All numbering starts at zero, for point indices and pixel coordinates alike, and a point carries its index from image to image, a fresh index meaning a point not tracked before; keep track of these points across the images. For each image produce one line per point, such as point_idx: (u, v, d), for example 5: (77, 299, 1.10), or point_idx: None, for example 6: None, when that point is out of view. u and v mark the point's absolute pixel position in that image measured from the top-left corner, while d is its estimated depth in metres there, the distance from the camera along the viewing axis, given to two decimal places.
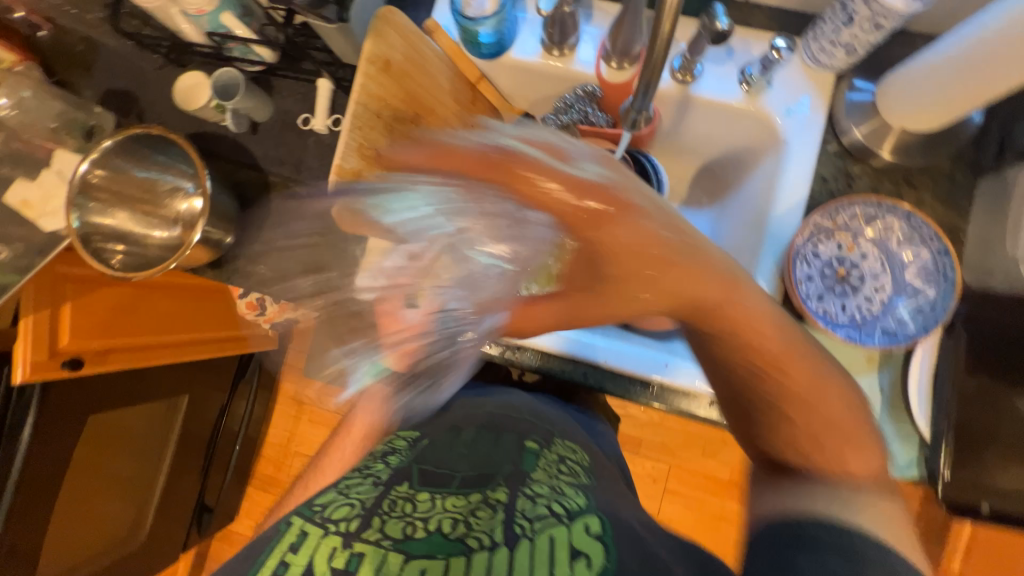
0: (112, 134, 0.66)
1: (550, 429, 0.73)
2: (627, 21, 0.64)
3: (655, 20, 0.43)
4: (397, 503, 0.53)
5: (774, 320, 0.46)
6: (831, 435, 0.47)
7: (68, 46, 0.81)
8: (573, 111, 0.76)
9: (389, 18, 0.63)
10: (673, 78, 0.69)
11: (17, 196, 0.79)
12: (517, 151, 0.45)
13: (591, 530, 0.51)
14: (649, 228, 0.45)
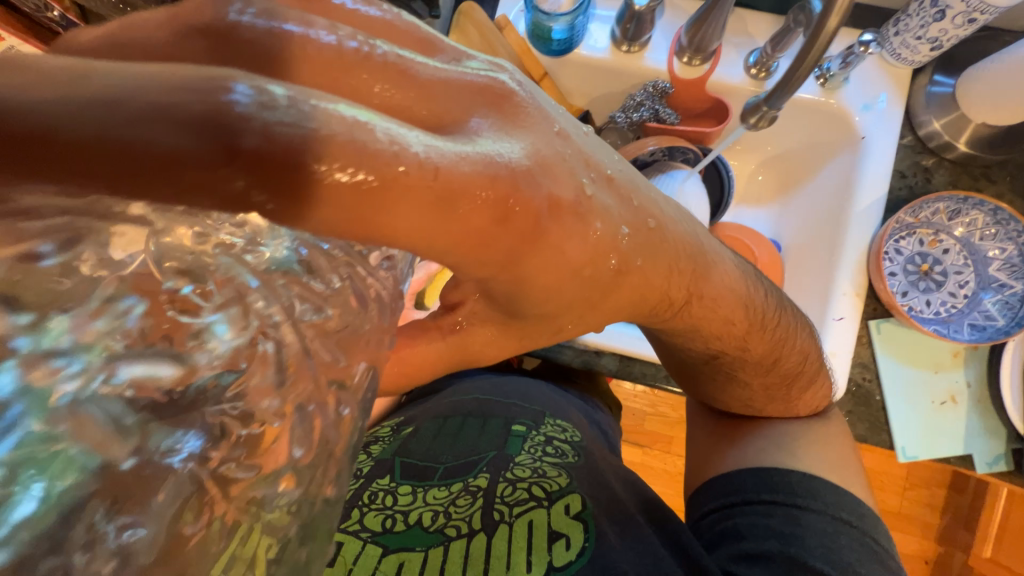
0: None
1: (540, 407, 0.70)
2: (710, 20, 0.62)
3: (823, 15, 0.44)
4: (377, 496, 0.56)
5: (738, 295, 0.40)
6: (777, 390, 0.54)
7: None
8: (643, 109, 0.72)
9: (470, 15, 0.63)
10: (747, 73, 0.69)
11: None
12: (393, 72, 0.22)
13: (572, 511, 0.52)
14: (602, 234, 0.28)
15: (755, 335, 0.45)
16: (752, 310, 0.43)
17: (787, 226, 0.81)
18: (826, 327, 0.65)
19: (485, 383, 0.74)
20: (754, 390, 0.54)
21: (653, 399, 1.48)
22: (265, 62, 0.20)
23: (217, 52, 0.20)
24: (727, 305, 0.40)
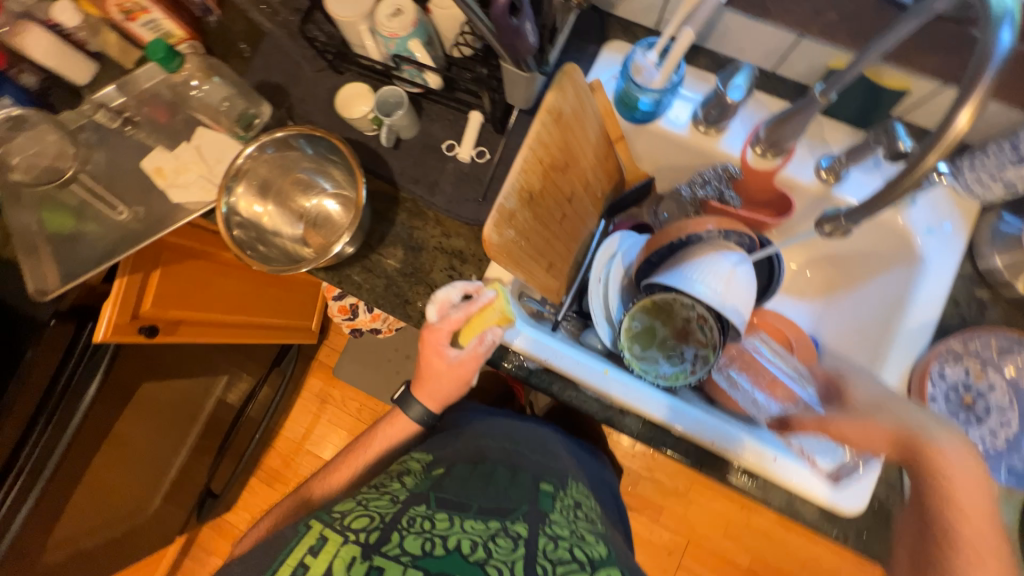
0: (278, 128, 0.69)
1: (563, 471, 0.75)
2: (791, 123, 0.66)
3: (921, 153, 0.44)
4: (415, 521, 0.55)
5: (990, 516, 0.51)
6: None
7: (233, 34, 0.86)
8: (709, 187, 0.78)
9: (572, 76, 0.65)
10: (817, 175, 0.71)
11: (153, 163, 0.82)
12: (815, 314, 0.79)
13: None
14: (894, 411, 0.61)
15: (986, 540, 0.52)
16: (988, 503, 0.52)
17: (829, 325, 0.82)
18: None
19: (509, 432, 0.78)
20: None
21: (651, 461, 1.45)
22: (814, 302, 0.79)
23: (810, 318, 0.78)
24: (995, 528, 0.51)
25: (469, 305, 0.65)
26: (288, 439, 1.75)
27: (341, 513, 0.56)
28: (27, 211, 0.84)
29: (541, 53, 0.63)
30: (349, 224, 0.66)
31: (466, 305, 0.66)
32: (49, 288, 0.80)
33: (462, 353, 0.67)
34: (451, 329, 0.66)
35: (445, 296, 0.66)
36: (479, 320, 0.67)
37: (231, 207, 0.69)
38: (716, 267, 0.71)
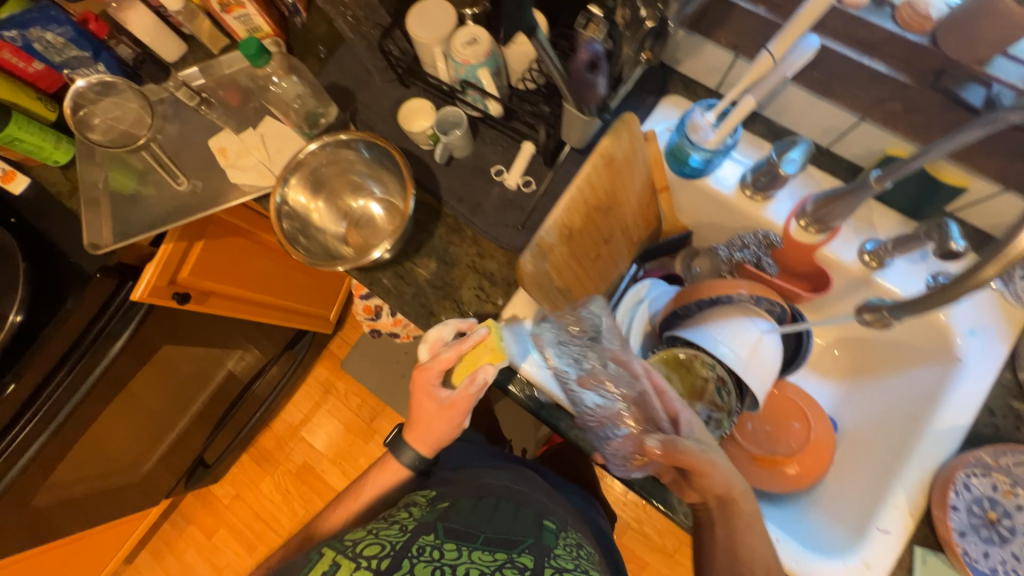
0: (347, 133, 0.73)
1: (562, 516, 0.75)
2: (840, 204, 0.66)
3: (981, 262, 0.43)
4: (424, 549, 0.54)
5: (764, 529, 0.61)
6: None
7: (315, 37, 0.92)
8: (747, 251, 0.77)
9: (630, 123, 0.66)
10: (859, 257, 0.71)
11: (218, 143, 0.87)
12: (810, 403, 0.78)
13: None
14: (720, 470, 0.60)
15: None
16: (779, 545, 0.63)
17: (851, 409, 0.80)
18: (868, 536, 0.62)
19: (512, 473, 0.79)
20: None
21: (642, 512, 1.41)
22: (799, 393, 0.79)
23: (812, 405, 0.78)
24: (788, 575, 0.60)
25: (459, 342, 0.66)
26: (286, 422, 1.77)
27: (353, 541, 0.56)
28: (97, 168, 0.89)
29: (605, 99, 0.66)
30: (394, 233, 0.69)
31: (457, 344, 0.68)
32: (101, 243, 0.84)
33: (453, 392, 0.66)
34: (440, 367, 0.66)
35: (437, 335, 0.69)
36: (475, 358, 0.68)
37: (285, 198, 0.73)
38: (742, 331, 0.71)
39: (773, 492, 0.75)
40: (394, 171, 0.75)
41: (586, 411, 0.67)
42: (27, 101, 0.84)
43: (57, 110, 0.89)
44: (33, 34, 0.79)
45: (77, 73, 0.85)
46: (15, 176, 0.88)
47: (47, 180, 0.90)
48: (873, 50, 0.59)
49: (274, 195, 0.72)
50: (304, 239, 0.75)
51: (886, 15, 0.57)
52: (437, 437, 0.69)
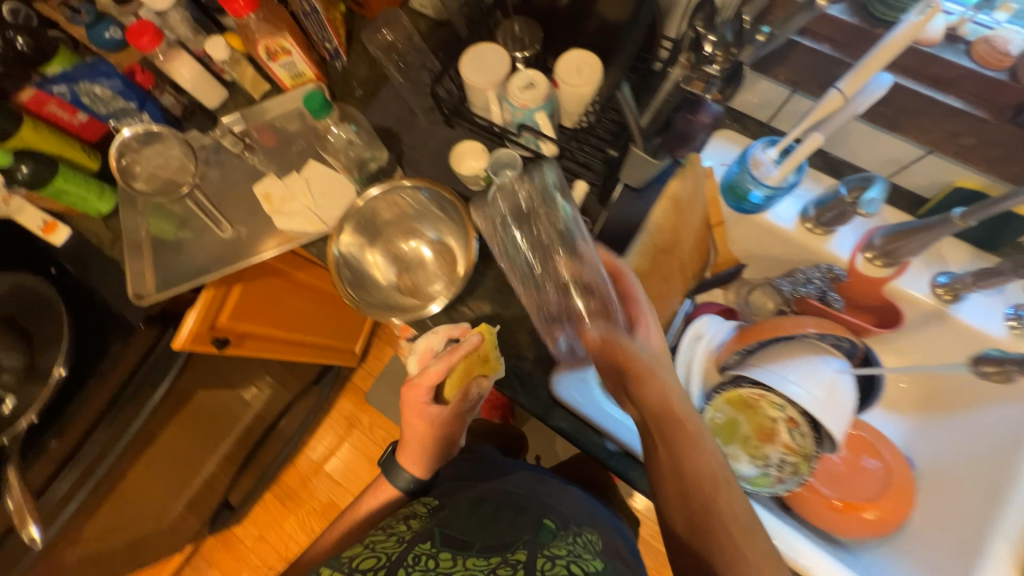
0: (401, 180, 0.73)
1: (568, 514, 0.70)
2: (914, 240, 0.64)
3: None
4: (420, 559, 0.57)
5: (711, 449, 0.54)
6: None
7: (357, 80, 0.92)
8: (811, 285, 0.75)
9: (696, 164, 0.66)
10: (932, 291, 0.69)
11: (263, 188, 0.86)
12: (876, 443, 0.76)
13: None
14: (661, 375, 0.55)
15: (752, 544, 0.48)
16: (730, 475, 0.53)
17: (927, 444, 0.76)
18: None
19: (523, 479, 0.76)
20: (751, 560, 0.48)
21: None
22: (867, 433, 0.77)
23: (880, 444, 0.76)
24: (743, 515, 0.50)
25: (447, 354, 0.65)
26: (309, 458, 1.73)
27: (350, 557, 0.58)
28: (138, 216, 0.89)
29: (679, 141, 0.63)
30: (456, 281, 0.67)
31: (446, 355, 0.65)
32: (146, 292, 0.83)
33: (444, 408, 0.68)
34: (430, 384, 0.66)
35: (427, 346, 0.68)
36: (467, 369, 0.67)
37: (342, 248, 0.73)
38: (816, 371, 0.69)
39: (852, 539, 0.71)
40: (454, 220, 0.74)
41: (536, 296, 0.65)
42: (71, 153, 0.84)
43: (99, 158, 0.88)
44: (82, 87, 0.81)
45: (122, 123, 0.86)
46: (56, 227, 0.86)
47: (87, 229, 0.89)
48: (946, 85, 0.59)
49: (330, 246, 0.72)
50: (359, 288, 0.74)
51: (959, 52, 0.57)
52: (428, 448, 0.70)
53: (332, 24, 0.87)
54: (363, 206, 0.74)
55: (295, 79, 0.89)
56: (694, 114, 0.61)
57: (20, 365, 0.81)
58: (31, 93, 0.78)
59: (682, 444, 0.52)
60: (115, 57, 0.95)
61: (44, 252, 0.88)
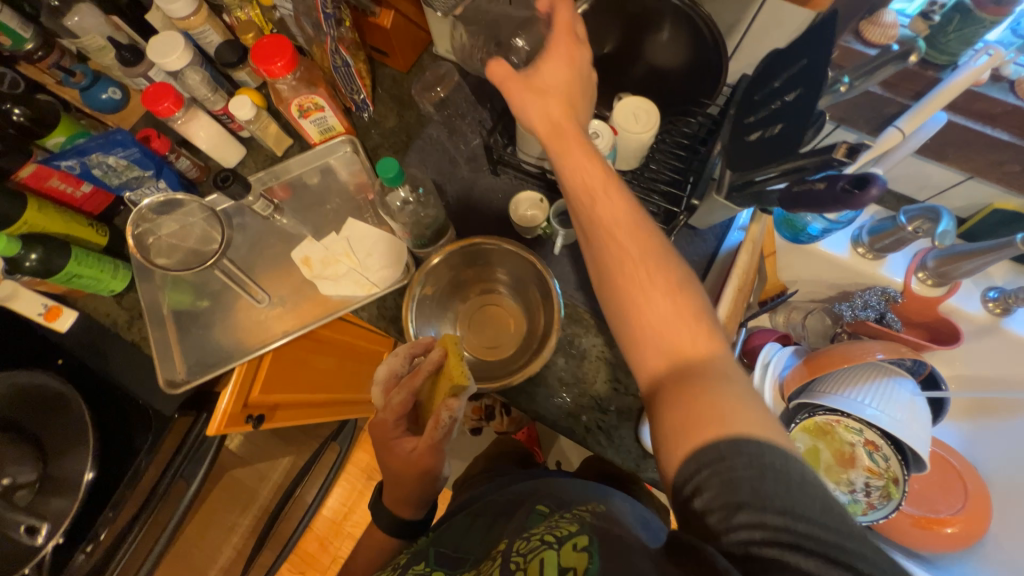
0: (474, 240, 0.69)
1: (561, 497, 0.66)
2: (969, 262, 0.68)
3: None
4: None
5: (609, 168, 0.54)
6: (755, 425, 0.40)
7: (388, 130, 0.89)
8: (870, 309, 0.77)
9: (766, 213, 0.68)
10: (984, 306, 0.73)
11: (301, 253, 0.81)
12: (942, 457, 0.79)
13: (578, 546, 0.41)
14: (557, 82, 0.56)
15: (630, 234, 0.51)
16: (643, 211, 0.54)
17: (983, 447, 0.79)
18: None
19: (530, 481, 0.78)
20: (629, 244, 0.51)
21: None
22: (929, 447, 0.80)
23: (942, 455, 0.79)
24: (633, 222, 0.52)
25: (408, 380, 0.64)
26: (326, 517, 1.61)
27: None
28: (156, 290, 0.81)
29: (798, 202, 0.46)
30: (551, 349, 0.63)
31: (408, 379, 0.64)
32: (177, 378, 0.76)
33: (416, 445, 0.63)
34: (400, 415, 0.65)
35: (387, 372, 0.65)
36: (437, 391, 0.64)
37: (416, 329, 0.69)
38: (894, 396, 0.70)
39: (931, 552, 0.75)
40: (528, 275, 0.72)
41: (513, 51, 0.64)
42: (79, 230, 0.76)
43: (108, 232, 0.80)
44: (94, 159, 0.73)
45: (137, 193, 0.78)
46: (61, 312, 0.78)
47: (97, 310, 0.80)
48: (991, 120, 0.62)
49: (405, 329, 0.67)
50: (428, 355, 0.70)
51: (1005, 89, 0.61)
52: (409, 483, 0.67)
53: (360, 75, 0.84)
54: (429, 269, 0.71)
55: (323, 133, 0.85)
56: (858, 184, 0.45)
57: (34, 474, 0.72)
58: (33, 169, 0.70)
59: (569, 154, 0.55)
60: (114, 118, 0.87)
61: (50, 340, 0.80)
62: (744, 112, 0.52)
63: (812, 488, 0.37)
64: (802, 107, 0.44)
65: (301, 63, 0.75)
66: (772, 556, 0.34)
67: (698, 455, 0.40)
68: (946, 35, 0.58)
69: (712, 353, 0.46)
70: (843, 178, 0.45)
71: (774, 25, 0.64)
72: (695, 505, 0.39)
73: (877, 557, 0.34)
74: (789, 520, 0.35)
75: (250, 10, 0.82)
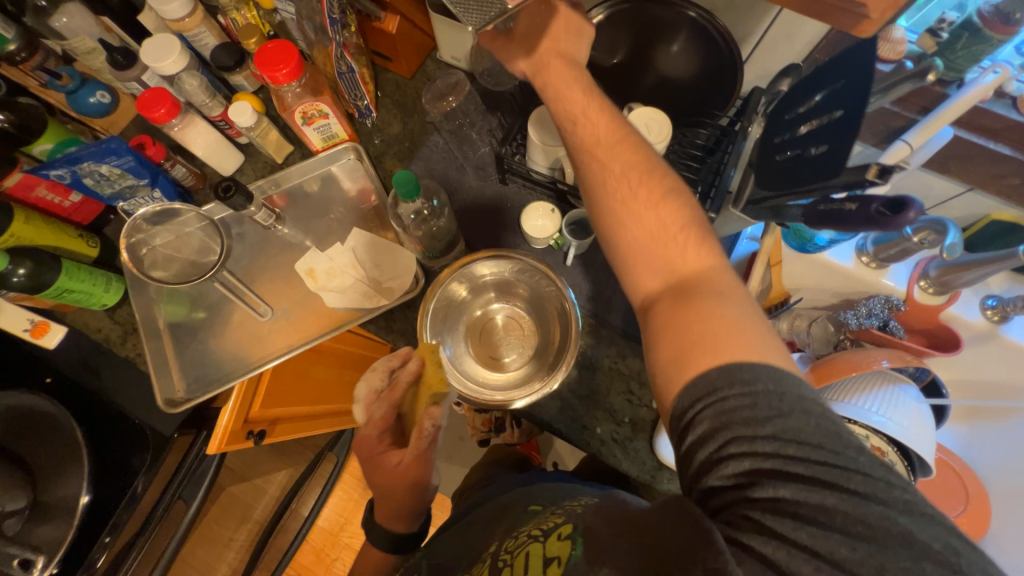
0: (494, 253, 0.69)
1: (548, 495, 0.67)
2: (970, 272, 0.70)
3: None
4: None
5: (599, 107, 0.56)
6: (751, 338, 0.41)
7: (392, 137, 0.87)
8: (875, 316, 0.78)
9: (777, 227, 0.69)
10: (983, 314, 0.75)
11: (305, 264, 0.78)
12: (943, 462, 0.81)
13: (562, 535, 0.46)
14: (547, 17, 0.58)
15: (622, 165, 0.52)
16: (632, 139, 0.54)
17: (980, 449, 0.81)
18: None
19: (523, 481, 0.79)
20: (618, 173, 0.52)
21: None
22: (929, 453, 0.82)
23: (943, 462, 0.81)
24: (626, 152, 0.53)
25: (388, 393, 0.66)
26: (322, 528, 1.57)
27: None
28: (151, 304, 0.77)
29: (828, 219, 0.44)
30: (571, 363, 0.62)
31: (387, 393, 0.66)
32: (177, 397, 0.73)
33: (402, 458, 0.64)
34: (382, 429, 0.66)
35: (366, 390, 0.67)
36: (418, 402, 0.65)
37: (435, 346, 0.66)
38: (900, 403, 0.71)
39: None
40: (546, 293, 0.71)
41: None
42: (68, 243, 0.72)
43: (99, 243, 0.77)
44: (85, 168, 0.69)
45: (131, 203, 0.74)
46: (48, 329, 0.73)
47: (88, 325, 0.77)
48: (994, 135, 0.64)
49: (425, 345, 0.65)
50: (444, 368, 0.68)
51: (1007, 105, 0.62)
52: (396, 497, 0.67)
53: (364, 81, 0.82)
54: (442, 283, 0.69)
55: (326, 141, 0.83)
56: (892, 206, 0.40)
57: (22, 500, 0.68)
58: (19, 178, 0.66)
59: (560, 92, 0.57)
60: (101, 122, 0.83)
61: (37, 357, 0.76)
62: (774, 131, 0.51)
63: (806, 407, 0.37)
64: (837, 127, 0.43)
65: (305, 69, 0.73)
66: (762, 484, 0.35)
67: (691, 387, 0.40)
68: (955, 51, 0.59)
69: (708, 268, 0.46)
70: (875, 200, 0.41)
71: (785, 38, 0.64)
72: (689, 434, 0.40)
73: (868, 470, 0.34)
74: (780, 445, 0.36)
75: (247, 11, 0.80)
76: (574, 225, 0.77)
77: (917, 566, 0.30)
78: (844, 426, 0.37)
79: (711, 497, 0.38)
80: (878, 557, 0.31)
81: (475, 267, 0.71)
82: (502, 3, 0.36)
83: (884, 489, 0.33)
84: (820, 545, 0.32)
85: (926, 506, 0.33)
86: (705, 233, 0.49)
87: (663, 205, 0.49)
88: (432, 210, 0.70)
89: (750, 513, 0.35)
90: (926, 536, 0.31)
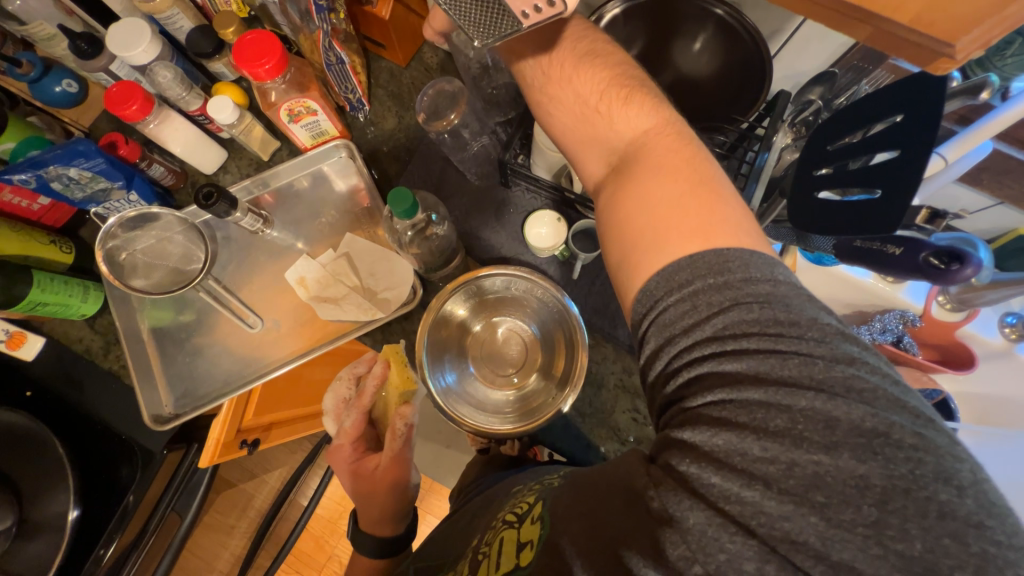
0: (501, 266, 0.66)
1: (535, 468, 0.63)
2: (994, 292, 0.66)
3: None
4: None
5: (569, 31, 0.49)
6: (693, 210, 0.39)
7: (387, 134, 0.82)
8: (889, 331, 0.75)
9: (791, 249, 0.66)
10: (1001, 333, 0.73)
11: (295, 273, 0.74)
12: None
13: (535, 517, 0.45)
14: None
15: (576, 70, 0.47)
16: (586, 35, 0.49)
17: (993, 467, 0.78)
18: None
19: (507, 474, 0.80)
20: (565, 74, 0.47)
21: None
22: None
23: None
24: (577, 49, 0.48)
25: (358, 401, 0.68)
26: (321, 518, 1.58)
27: None
28: (132, 312, 0.74)
29: (876, 262, 0.47)
30: (577, 391, 0.60)
31: (357, 403, 0.68)
32: (164, 412, 0.71)
33: (382, 462, 0.66)
34: (356, 438, 0.68)
35: (337, 400, 0.71)
36: (390, 402, 0.68)
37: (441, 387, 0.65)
38: None
39: None
40: (548, 305, 0.68)
41: None
42: (37, 249, 0.67)
43: (73, 248, 0.73)
44: (52, 172, 0.64)
45: (106, 209, 0.69)
46: (25, 338, 0.71)
47: (67, 335, 0.74)
48: None
49: (427, 383, 0.63)
50: (454, 399, 0.65)
51: None
52: (377, 498, 0.67)
53: (355, 71, 0.75)
54: (438, 313, 0.66)
55: (316, 138, 0.77)
56: (950, 259, 0.43)
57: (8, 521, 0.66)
58: None
59: (548, 57, 0.48)
60: (71, 114, 0.77)
61: (16, 370, 0.73)
62: (815, 159, 0.47)
63: (749, 299, 0.35)
64: (899, 169, 0.38)
65: (290, 63, 0.67)
66: (696, 390, 0.36)
67: (635, 288, 0.40)
68: (1005, 57, 0.52)
69: (648, 130, 0.44)
70: (931, 252, 0.44)
71: (817, 37, 0.58)
72: (644, 351, 0.40)
73: (809, 351, 0.33)
74: (718, 344, 0.35)
75: None
76: (582, 234, 0.73)
77: (833, 456, 0.30)
78: (794, 306, 0.35)
79: (660, 407, 0.39)
80: (791, 452, 0.31)
81: (473, 283, 0.68)
82: (517, 21, 0.33)
83: (822, 370, 0.32)
84: (736, 447, 0.33)
85: (867, 381, 0.32)
86: (637, 90, 0.46)
87: (586, 79, 0.46)
88: (430, 224, 0.68)
89: (681, 423, 0.36)
90: (853, 418, 0.31)
